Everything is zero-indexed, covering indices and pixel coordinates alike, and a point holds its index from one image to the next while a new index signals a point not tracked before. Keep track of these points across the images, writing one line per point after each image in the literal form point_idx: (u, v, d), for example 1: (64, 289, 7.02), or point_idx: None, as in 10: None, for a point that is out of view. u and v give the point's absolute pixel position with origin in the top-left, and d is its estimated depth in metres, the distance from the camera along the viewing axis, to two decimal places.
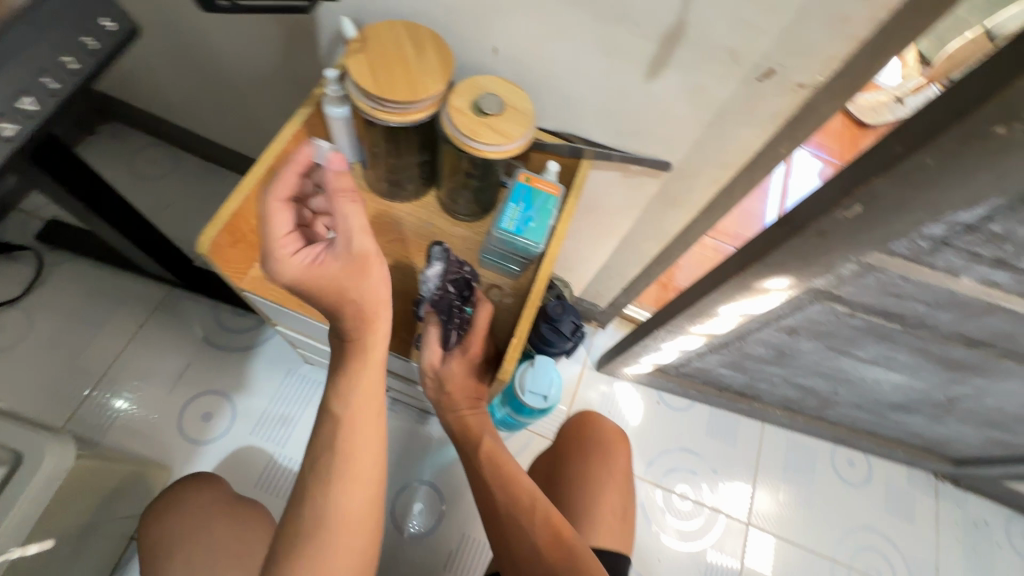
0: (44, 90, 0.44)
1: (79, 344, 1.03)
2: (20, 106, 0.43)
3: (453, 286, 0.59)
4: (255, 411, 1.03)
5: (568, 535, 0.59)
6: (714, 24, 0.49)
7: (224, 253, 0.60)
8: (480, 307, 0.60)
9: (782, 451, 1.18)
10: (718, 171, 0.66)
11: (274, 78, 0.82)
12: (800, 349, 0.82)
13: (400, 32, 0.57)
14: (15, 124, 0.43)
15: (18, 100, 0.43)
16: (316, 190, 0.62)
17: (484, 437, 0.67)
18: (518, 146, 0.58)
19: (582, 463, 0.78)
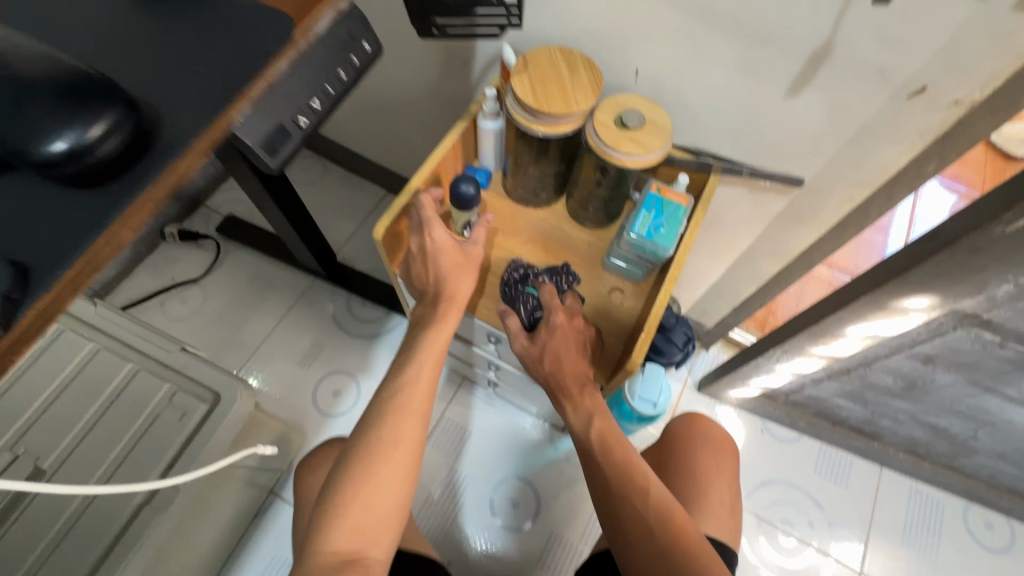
0: (331, 92, 0.41)
1: (239, 320, 1.20)
2: (313, 103, 0.40)
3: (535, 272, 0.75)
4: (375, 394, 1.14)
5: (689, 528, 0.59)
6: (865, 43, 0.52)
7: (392, 240, 0.70)
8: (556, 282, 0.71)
9: (903, 500, 1.09)
10: (854, 189, 0.66)
11: (426, 98, 0.94)
12: (935, 382, 0.77)
13: (556, 55, 0.64)
14: (310, 117, 0.40)
15: (311, 98, 0.40)
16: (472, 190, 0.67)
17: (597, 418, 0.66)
18: (655, 157, 0.64)
19: (692, 451, 0.77)
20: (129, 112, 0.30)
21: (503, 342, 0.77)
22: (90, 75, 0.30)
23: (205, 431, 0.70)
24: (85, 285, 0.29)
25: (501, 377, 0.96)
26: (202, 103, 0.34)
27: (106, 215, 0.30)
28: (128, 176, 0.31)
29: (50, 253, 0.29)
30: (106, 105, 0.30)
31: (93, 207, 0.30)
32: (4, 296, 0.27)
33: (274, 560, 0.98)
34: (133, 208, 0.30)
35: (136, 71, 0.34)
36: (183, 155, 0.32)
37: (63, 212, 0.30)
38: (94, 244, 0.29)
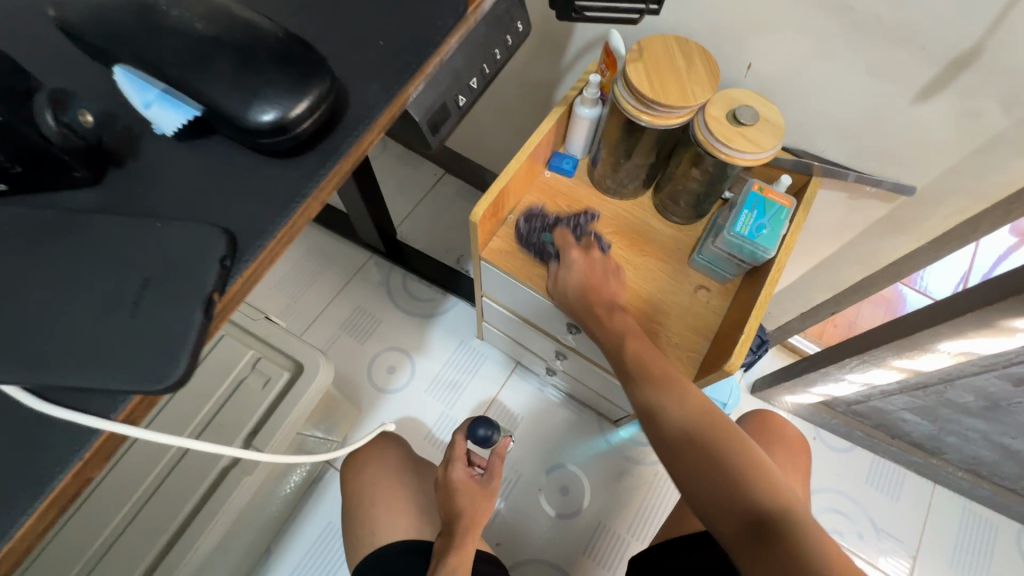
0: (485, 72, 0.41)
1: (297, 291, 1.22)
2: (471, 82, 0.40)
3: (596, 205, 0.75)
4: (429, 374, 1.15)
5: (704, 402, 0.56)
6: (1018, 50, 0.50)
7: (484, 223, 0.70)
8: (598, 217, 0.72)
9: (955, 519, 1.07)
10: (969, 200, 0.64)
11: (509, 80, 0.93)
12: (1021, 404, 0.75)
13: (672, 45, 0.63)
14: (467, 97, 0.40)
15: (470, 77, 0.40)
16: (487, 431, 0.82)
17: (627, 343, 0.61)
18: (767, 156, 0.62)
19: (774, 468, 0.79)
20: (330, 82, 0.30)
21: (583, 333, 0.76)
22: (297, 42, 0.30)
23: (288, 400, 0.72)
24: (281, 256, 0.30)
25: (564, 366, 0.95)
26: (385, 77, 0.33)
27: (304, 184, 0.30)
28: (323, 145, 0.31)
29: (253, 222, 0.30)
30: (311, 76, 0.29)
31: (293, 177, 0.31)
32: (221, 262, 0.28)
33: (327, 528, 1.00)
34: (326, 177, 0.31)
35: (324, 41, 0.34)
36: (370, 129, 0.32)
37: (264, 180, 0.31)
38: (296, 213, 0.30)
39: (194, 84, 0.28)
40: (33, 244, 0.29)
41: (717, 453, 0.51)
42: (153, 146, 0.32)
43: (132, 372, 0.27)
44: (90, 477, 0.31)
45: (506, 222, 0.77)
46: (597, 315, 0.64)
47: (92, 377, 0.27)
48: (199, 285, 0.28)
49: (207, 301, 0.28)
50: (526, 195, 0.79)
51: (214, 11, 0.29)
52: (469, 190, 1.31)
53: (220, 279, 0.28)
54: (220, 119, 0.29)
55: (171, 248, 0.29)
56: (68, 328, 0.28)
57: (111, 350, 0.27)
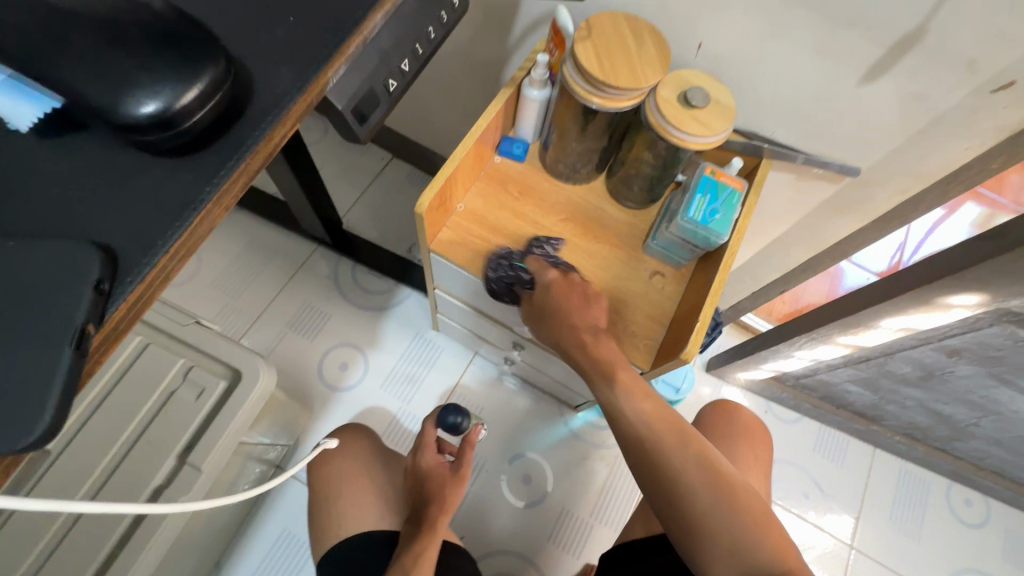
0: (418, 53, 0.37)
1: (237, 288, 1.14)
2: (402, 64, 0.36)
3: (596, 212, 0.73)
4: (383, 370, 1.11)
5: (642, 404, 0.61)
6: (959, 31, 0.49)
7: (431, 214, 0.66)
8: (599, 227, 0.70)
9: (893, 479, 1.14)
10: (910, 181, 0.65)
11: (454, 60, 0.88)
12: (953, 373, 0.79)
13: (621, 23, 0.60)
14: (398, 81, 0.36)
15: (400, 59, 0.35)
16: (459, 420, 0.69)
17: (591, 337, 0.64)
18: (716, 139, 0.61)
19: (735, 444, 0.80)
20: (226, 66, 0.26)
21: (540, 323, 0.74)
22: (181, 21, 0.25)
23: (225, 412, 0.66)
24: (177, 272, 0.26)
25: (522, 356, 0.94)
26: (297, 61, 0.29)
27: (201, 188, 0.26)
28: (223, 140, 0.27)
29: (138, 235, 0.25)
30: (200, 59, 0.25)
31: (186, 180, 0.26)
32: (95, 287, 0.23)
33: (282, 535, 0.96)
34: (228, 179, 0.26)
35: (221, 17, 0.29)
36: (279, 121, 0.28)
37: (152, 184, 0.26)
38: (192, 222, 0.25)
39: (50, 70, 0.23)
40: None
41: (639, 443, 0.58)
42: (5, 146, 0.26)
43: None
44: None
45: (456, 211, 0.74)
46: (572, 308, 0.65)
47: None
48: (68, 317, 0.23)
49: (79, 335, 0.23)
50: (476, 183, 0.75)
51: None
52: (418, 175, 1.26)
53: (95, 309, 0.23)
54: (88, 113, 0.24)
55: (30, 272, 0.23)
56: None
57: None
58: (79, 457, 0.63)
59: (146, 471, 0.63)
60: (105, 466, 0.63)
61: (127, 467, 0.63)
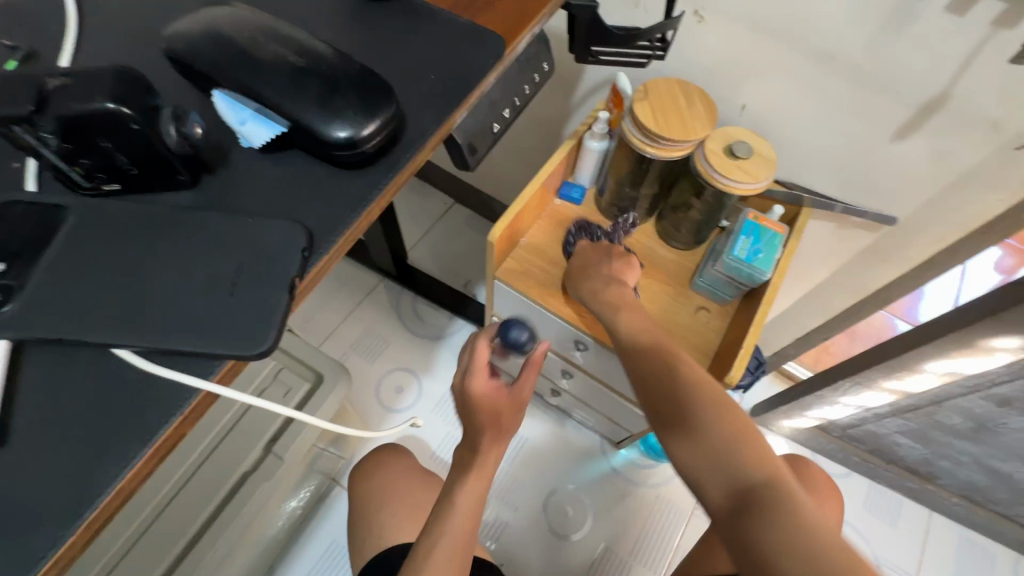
0: (515, 105, 0.47)
1: (310, 312, 1.25)
2: (503, 113, 0.46)
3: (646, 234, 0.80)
4: (435, 395, 1.18)
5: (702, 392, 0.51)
6: (979, 96, 0.56)
7: (500, 244, 0.75)
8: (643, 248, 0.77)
9: (952, 546, 1.09)
10: (947, 230, 0.70)
11: (521, 117, 1.01)
12: (1007, 425, 0.79)
13: (675, 86, 0.69)
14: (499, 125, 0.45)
15: (502, 109, 0.46)
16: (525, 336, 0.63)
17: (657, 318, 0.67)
18: (761, 186, 0.68)
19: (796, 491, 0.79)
20: (394, 104, 0.36)
21: (590, 349, 0.81)
22: (369, 73, 0.36)
23: (308, 408, 0.75)
24: (349, 248, 0.35)
25: (569, 385, 0.99)
26: (437, 105, 0.39)
27: (371, 190, 0.35)
28: (386, 158, 0.36)
29: (327, 221, 0.35)
30: (381, 100, 0.35)
31: (360, 183, 0.36)
32: (303, 251, 0.33)
33: (331, 546, 1.01)
34: (390, 184, 0.36)
35: (385, 74, 0.40)
36: (423, 147, 0.37)
37: (338, 187, 0.36)
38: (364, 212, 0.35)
39: (284, 106, 0.34)
40: (145, 233, 0.34)
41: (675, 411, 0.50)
42: (239, 158, 0.37)
43: (230, 340, 0.31)
44: (184, 435, 0.33)
45: (519, 244, 0.83)
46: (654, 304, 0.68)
47: (200, 343, 0.31)
48: (286, 271, 0.32)
49: (291, 285, 0.32)
50: (538, 220, 0.84)
51: (299, 48, 0.35)
52: (477, 219, 1.38)
53: (302, 263, 0.33)
54: (304, 136, 0.35)
55: (259, 239, 0.33)
56: (177, 302, 0.32)
57: (212, 322, 0.32)
58: None
59: None
60: None
61: None
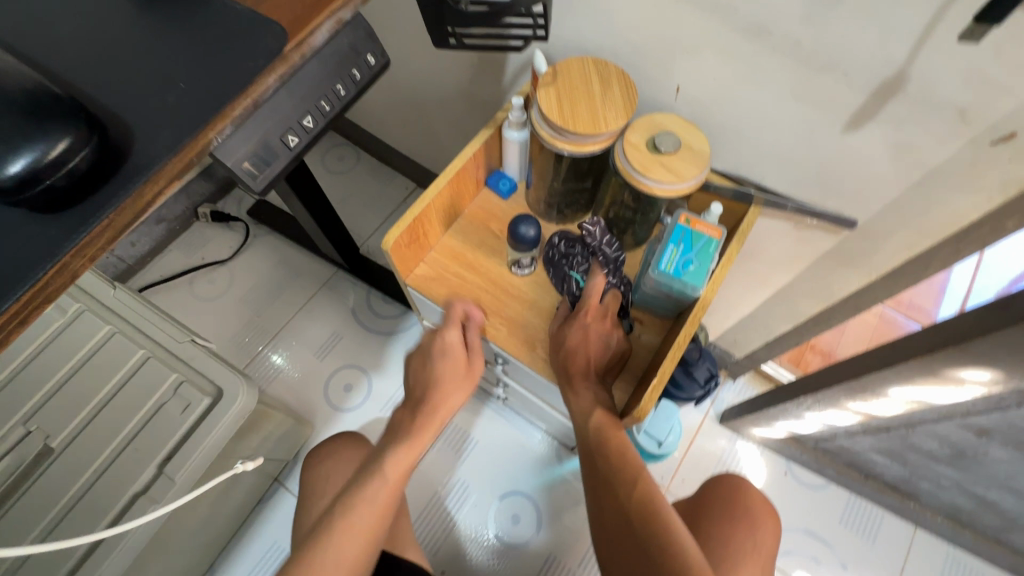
0: (322, 109, 0.45)
1: (262, 305, 1.22)
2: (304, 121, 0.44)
3: (605, 249, 0.68)
4: (384, 394, 1.13)
5: (658, 511, 0.52)
6: (942, 79, 0.45)
7: (400, 251, 0.67)
8: (591, 276, 0.67)
9: (937, 567, 1.00)
10: (916, 235, 0.59)
11: (457, 99, 0.91)
12: (988, 455, 0.69)
13: (588, 68, 0.59)
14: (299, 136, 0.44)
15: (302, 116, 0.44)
16: (535, 231, 0.66)
17: (595, 407, 0.60)
18: (688, 186, 0.58)
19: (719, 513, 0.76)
20: (90, 131, 0.32)
21: (510, 363, 0.73)
22: (64, 96, 0.32)
23: (203, 428, 0.71)
24: (36, 315, 0.31)
25: (507, 390, 0.92)
26: (184, 122, 0.34)
27: (64, 241, 0.31)
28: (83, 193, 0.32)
29: (4, 277, 0.30)
30: (68, 123, 0.31)
31: (59, 228, 0.32)
32: None
33: (271, 547, 0.99)
34: (96, 227, 0.32)
35: (130, 88, 0.35)
36: (152, 177, 0.33)
37: (29, 232, 0.31)
38: (57, 262, 0.31)
39: None
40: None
41: (647, 538, 0.51)
42: None
43: None
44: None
45: (436, 246, 0.75)
46: (575, 379, 0.61)
47: None
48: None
49: None
50: (459, 219, 0.76)
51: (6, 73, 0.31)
52: None
53: None
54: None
55: None
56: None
57: None
58: (75, 457, 0.69)
59: (127, 478, 0.68)
60: (93, 472, 0.69)
61: (115, 471, 0.69)
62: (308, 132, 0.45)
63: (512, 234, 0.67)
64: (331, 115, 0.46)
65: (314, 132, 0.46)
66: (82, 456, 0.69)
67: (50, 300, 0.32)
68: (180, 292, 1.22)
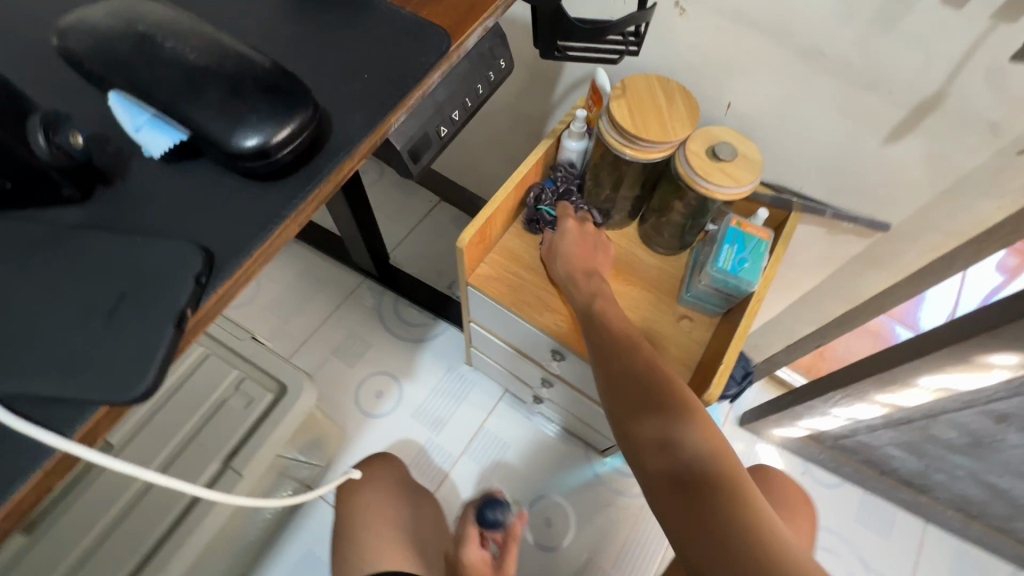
0: (465, 105, 0.49)
1: (289, 313, 1.22)
2: (451, 114, 0.48)
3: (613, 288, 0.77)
4: (415, 400, 1.14)
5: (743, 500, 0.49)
6: (978, 97, 0.52)
7: (470, 251, 0.72)
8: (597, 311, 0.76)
9: (948, 560, 1.05)
10: (944, 237, 0.66)
11: (501, 114, 0.97)
12: (1003, 441, 0.75)
13: (654, 84, 0.66)
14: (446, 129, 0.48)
15: (450, 110, 0.48)
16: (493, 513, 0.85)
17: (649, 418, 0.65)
18: (744, 191, 0.64)
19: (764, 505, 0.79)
20: (314, 113, 0.36)
21: (567, 360, 0.77)
22: (280, 74, 0.35)
23: (270, 422, 0.72)
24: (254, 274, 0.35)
25: (549, 393, 0.95)
26: (365, 110, 0.38)
27: (285, 205, 0.35)
28: (292, 167, 0.36)
29: (229, 243, 0.35)
30: (297, 105, 0.35)
31: (271, 198, 0.36)
32: (197, 279, 0.33)
33: (305, 556, 0.97)
34: (304, 203, 0.36)
35: (310, 82, 0.39)
36: (351, 154, 0.37)
37: (248, 200, 0.36)
38: (275, 232, 0.35)
39: (184, 107, 0.34)
40: (60, 253, 0.33)
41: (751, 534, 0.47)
42: (141, 167, 0.37)
43: (100, 384, 0.30)
44: (51, 486, 0.32)
45: (495, 247, 0.79)
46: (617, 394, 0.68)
47: (81, 387, 0.30)
48: (174, 302, 0.32)
49: (180, 316, 0.32)
50: (516, 223, 0.80)
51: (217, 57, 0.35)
52: (462, 218, 1.33)
53: (192, 296, 0.32)
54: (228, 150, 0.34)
55: (149, 262, 0.33)
56: (52, 341, 0.31)
57: (96, 365, 0.30)
58: (135, 454, 0.68)
59: (194, 472, 0.68)
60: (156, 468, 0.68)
61: (181, 465, 0.69)
62: (455, 124, 0.49)
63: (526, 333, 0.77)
64: (472, 111, 0.50)
65: (457, 124, 0.50)
66: (143, 453, 0.69)
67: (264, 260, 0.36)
68: None
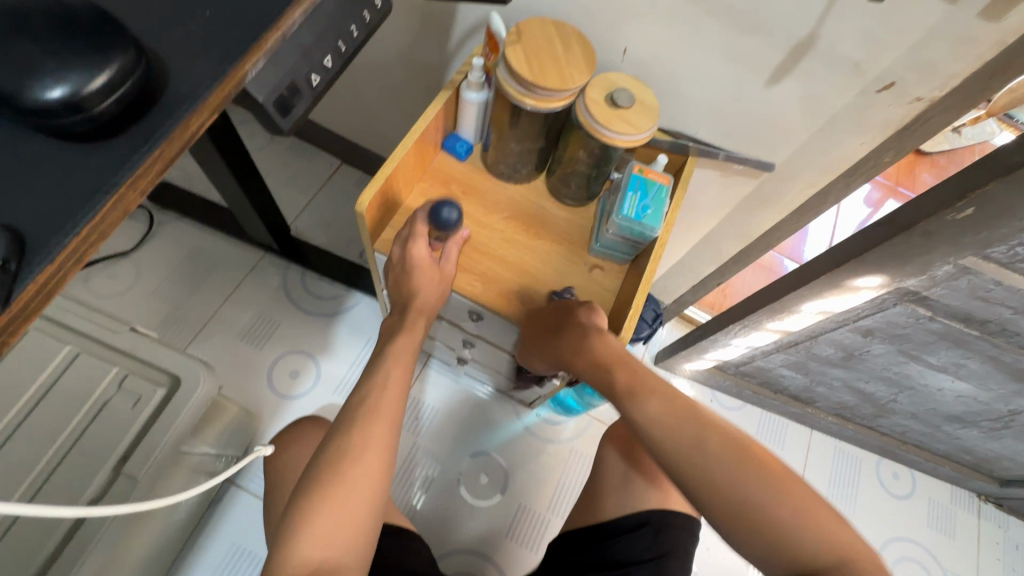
0: (338, 50, 0.45)
1: (180, 297, 1.11)
2: (323, 60, 0.44)
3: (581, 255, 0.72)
4: (334, 377, 1.09)
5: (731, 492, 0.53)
6: (844, 39, 0.55)
7: (373, 214, 0.67)
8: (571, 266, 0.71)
9: (829, 458, 1.22)
10: (820, 174, 0.71)
11: (396, 66, 0.90)
12: (870, 352, 0.86)
13: (549, 29, 0.63)
14: (317, 77, 0.44)
15: (321, 56, 0.43)
16: (455, 216, 0.67)
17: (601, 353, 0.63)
18: (643, 138, 0.64)
19: None
20: (137, 58, 0.31)
21: (485, 320, 0.76)
22: (82, 10, 0.30)
23: (162, 419, 0.64)
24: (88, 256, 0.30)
25: (472, 354, 0.95)
26: (210, 56, 0.33)
27: (118, 173, 0.30)
28: (111, 125, 0.31)
29: (43, 223, 0.29)
30: (111, 49, 0.30)
31: (100, 166, 0.30)
32: (2, 266, 0.27)
33: (232, 548, 0.93)
34: (139, 167, 0.31)
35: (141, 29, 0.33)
36: (197, 109, 0.32)
37: (63, 168, 0.30)
38: (102, 205, 0.30)
39: None
40: None
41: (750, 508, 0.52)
42: None
43: None
44: None
45: (400, 210, 0.75)
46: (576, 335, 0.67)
47: None
48: None
49: None
50: (420, 184, 0.77)
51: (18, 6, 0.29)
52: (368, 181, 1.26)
53: (2, 288, 0.27)
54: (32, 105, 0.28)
55: None
56: None
57: None
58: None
59: (77, 483, 0.61)
60: (28, 486, 0.60)
61: (59, 479, 0.61)
62: (327, 72, 0.45)
63: (434, 215, 0.67)
64: (346, 57, 0.46)
65: (331, 71, 0.45)
66: (12, 472, 0.60)
67: (101, 236, 0.31)
68: (74, 291, 1.07)
